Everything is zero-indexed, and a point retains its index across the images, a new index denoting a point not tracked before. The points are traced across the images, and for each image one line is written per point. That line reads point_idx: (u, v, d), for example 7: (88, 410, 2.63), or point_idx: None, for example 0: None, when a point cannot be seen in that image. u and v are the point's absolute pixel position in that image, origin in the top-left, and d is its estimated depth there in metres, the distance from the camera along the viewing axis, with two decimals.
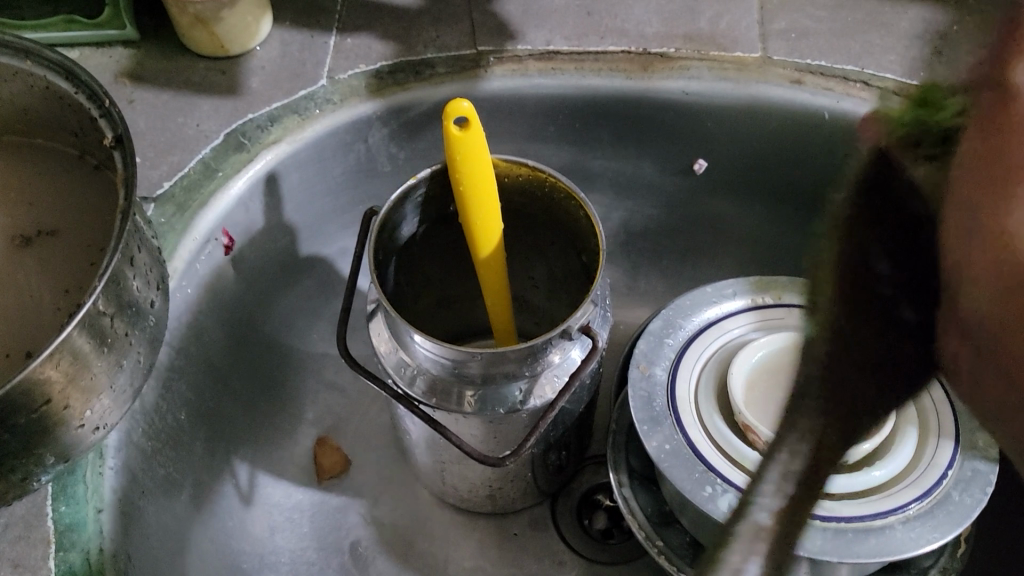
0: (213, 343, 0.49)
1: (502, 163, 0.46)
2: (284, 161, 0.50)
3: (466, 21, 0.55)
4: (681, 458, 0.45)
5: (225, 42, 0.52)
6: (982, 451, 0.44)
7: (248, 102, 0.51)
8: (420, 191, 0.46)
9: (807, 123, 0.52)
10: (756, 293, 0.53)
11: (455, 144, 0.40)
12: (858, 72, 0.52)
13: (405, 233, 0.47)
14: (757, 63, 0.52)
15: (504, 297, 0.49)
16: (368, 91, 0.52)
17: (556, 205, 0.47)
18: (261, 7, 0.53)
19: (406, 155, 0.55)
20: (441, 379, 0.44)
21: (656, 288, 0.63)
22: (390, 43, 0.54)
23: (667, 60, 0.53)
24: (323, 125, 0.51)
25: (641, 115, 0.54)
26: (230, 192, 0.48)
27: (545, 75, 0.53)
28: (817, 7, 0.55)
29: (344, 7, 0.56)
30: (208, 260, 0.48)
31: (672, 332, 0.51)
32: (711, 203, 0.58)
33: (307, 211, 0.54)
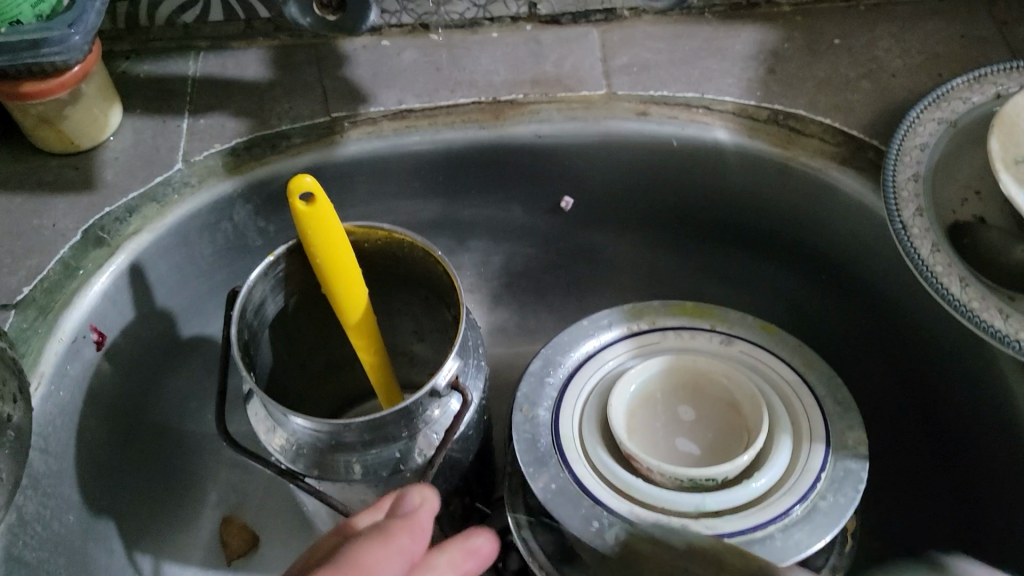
0: (97, 441, 0.49)
1: (357, 230, 0.46)
2: (146, 250, 0.51)
3: (318, 89, 0.56)
4: (567, 495, 0.46)
5: (74, 137, 0.51)
6: (852, 449, 0.47)
7: (104, 196, 0.51)
8: (280, 267, 0.46)
9: (656, 153, 0.55)
10: (630, 320, 0.54)
11: (304, 219, 0.42)
12: (699, 98, 0.54)
13: (271, 308, 0.48)
14: (603, 100, 0.55)
15: (380, 359, 0.50)
16: (226, 170, 0.53)
17: (413, 262, 0.48)
18: (108, 99, 0.52)
19: (275, 227, 0.56)
20: (322, 453, 0.44)
21: (545, 324, 0.64)
22: (244, 119, 0.54)
23: (518, 106, 0.55)
24: (185, 208, 0.52)
25: (500, 163, 0.56)
26: (93, 289, 0.48)
27: (400, 134, 0.54)
28: (655, 40, 0.57)
29: (195, 87, 0.56)
30: (78, 361, 0.47)
31: (551, 371, 0.52)
32: (586, 236, 0.60)
33: (181, 294, 0.54)
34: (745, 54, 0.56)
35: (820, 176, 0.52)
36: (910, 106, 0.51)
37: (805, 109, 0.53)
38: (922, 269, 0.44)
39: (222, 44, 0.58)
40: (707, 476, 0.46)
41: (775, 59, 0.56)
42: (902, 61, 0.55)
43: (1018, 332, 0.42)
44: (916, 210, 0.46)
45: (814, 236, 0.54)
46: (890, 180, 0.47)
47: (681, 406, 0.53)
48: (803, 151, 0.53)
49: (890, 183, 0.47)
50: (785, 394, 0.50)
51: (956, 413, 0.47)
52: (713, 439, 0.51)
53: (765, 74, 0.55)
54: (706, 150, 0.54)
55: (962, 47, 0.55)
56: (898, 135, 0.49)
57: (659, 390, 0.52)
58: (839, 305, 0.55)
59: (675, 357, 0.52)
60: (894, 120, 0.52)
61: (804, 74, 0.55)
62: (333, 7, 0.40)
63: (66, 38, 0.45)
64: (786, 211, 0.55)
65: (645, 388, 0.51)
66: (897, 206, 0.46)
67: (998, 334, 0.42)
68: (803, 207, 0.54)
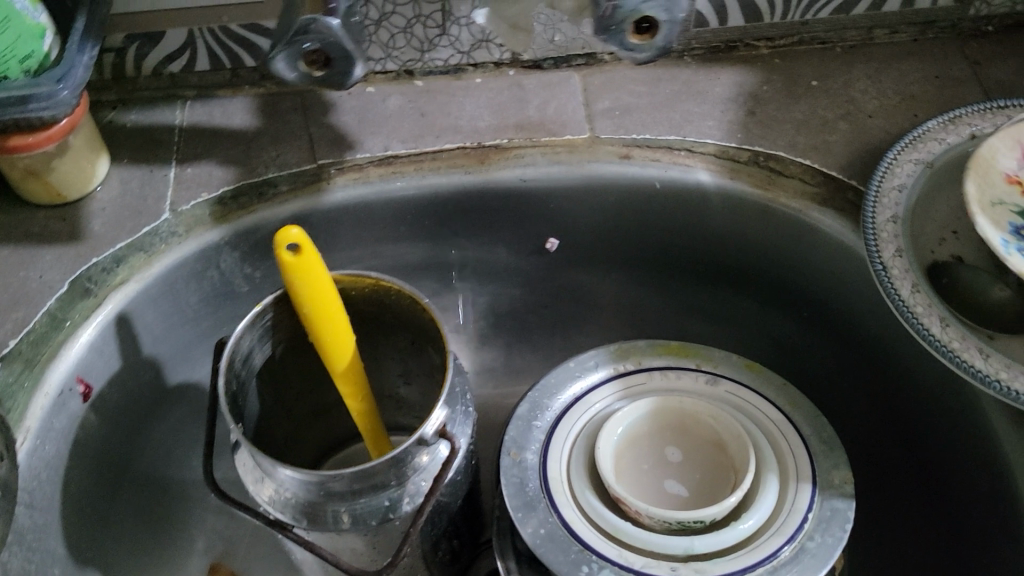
0: (84, 493, 0.49)
1: (344, 278, 0.47)
2: (133, 300, 0.51)
3: (304, 136, 0.56)
4: (556, 540, 0.46)
5: (61, 189, 0.52)
6: (838, 488, 0.47)
7: (91, 247, 0.51)
8: (267, 316, 0.46)
9: (639, 195, 0.55)
10: (617, 361, 0.55)
11: (290, 269, 0.43)
12: (681, 140, 0.55)
13: (258, 358, 0.48)
14: (587, 144, 0.55)
15: (369, 405, 0.51)
16: (213, 219, 0.54)
17: (400, 309, 0.48)
18: (95, 150, 0.53)
19: (262, 273, 0.56)
20: (311, 503, 0.44)
21: (530, 363, 0.64)
22: (230, 167, 0.55)
23: (502, 151, 0.56)
24: (171, 258, 0.52)
25: (484, 207, 0.56)
26: (81, 340, 0.48)
27: (386, 179, 0.55)
28: (636, 83, 0.58)
29: (182, 136, 0.56)
30: (64, 414, 0.47)
31: (539, 414, 0.52)
32: (572, 276, 0.61)
33: (168, 342, 0.54)
34: (725, 97, 0.57)
35: (800, 217, 0.53)
36: (887, 147, 0.52)
37: (785, 150, 0.54)
38: (903, 309, 0.44)
39: (209, 93, 0.58)
40: (694, 519, 0.46)
41: (755, 102, 0.57)
42: (878, 102, 0.56)
43: (998, 372, 0.42)
44: (895, 251, 0.47)
45: (798, 274, 0.55)
46: (869, 222, 0.48)
47: (668, 448, 0.53)
48: (784, 192, 0.53)
49: (869, 225, 0.47)
50: (771, 433, 0.50)
51: (941, 450, 0.47)
52: (699, 481, 0.52)
53: (744, 116, 0.56)
54: (688, 192, 0.55)
55: (936, 88, 0.56)
56: (876, 177, 0.49)
57: (646, 432, 0.52)
58: (825, 343, 0.55)
59: (662, 398, 0.52)
60: (872, 160, 0.53)
61: (783, 116, 0.56)
62: (319, 64, 0.40)
63: (54, 93, 0.45)
64: (771, 250, 0.55)
65: (632, 430, 0.52)
66: (876, 246, 0.47)
67: (979, 374, 0.42)
68: (785, 247, 0.54)
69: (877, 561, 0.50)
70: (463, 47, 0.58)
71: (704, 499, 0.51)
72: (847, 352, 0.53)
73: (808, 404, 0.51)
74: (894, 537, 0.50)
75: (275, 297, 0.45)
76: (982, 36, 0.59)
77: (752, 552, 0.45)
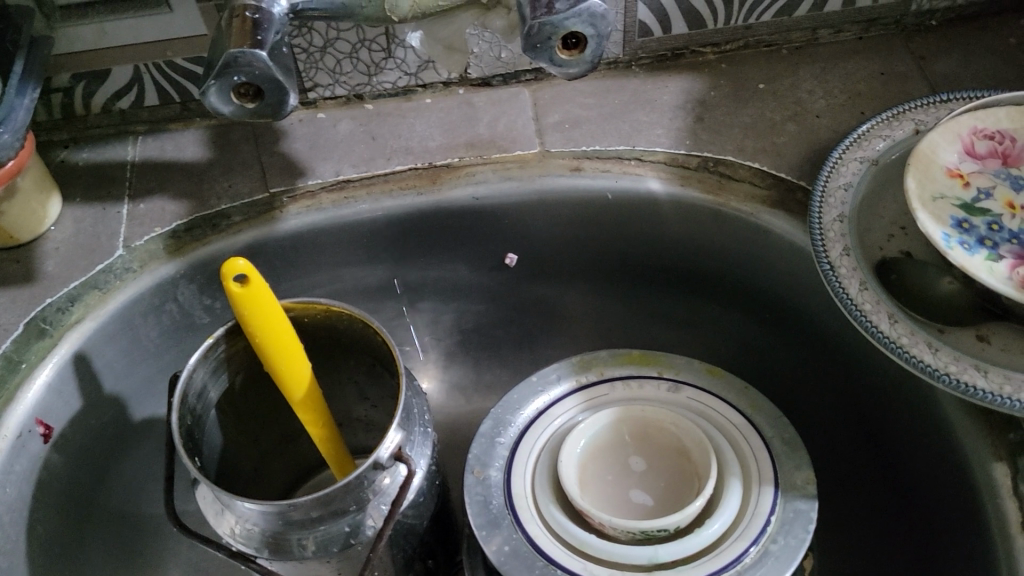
0: (50, 535, 0.49)
1: (296, 306, 0.47)
2: (90, 338, 0.51)
3: (256, 165, 0.56)
4: (521, 556, 0.46)
5: (13, 232, 0.52)
6: (801, 489, 0.47)
7: (45, 287, 0.51)
8: (220, 348, 0.46)
9: (593, 207, 0.56)
10: (579, 373, 0.55)
11: (239, 300, 0.43)
12: (630, 150, 0.55)
13: (214, 394, 0.48)
14: (537, 158, 0.56)
15: (331, 431, 0.51)
16: (168, 253, 0.54)
17: (354, 333, 0.48)
18: (46, 190, 0.53)
19: (222, 304, 0.56)
20: (272, 533, 0.44)
21: (499, 377, 0.63)
22: (183, 201, 0.55)
23: (453, 170, 0.56)
24: (126, 294, 0.52)
25: (440, 226, 0.56)
26: (38, 381, 0.48)
27: (339, 205, 0.55)
28: (585, 95, 0.59)
29: (134, 172, 0.56)
30: (23, 456, 0.47)
31: (502, 431, 0.52)
32: (534, 290, 0.61)
33: (130, 378, 0.54)
34: (673, 104, 0.58)
35: (752, 220, 0.53)
36: (833, 146, 0.53)
37: (733, 155, 0.54)
38: (851, 307, 0.44)
39: (160, 128, 0.58)
40: (657, 527, 0.46)
41: (703, 108, 0.57)
42: (825, 101, 0.56)
43: (947, 365, 0.42)
44: (843, 250, 0.47)
45: (754, 277, 0.55)
46: (817, 222, 0.48)
47: (633, 457, 0.53)
48: (734, 196, 0.54)
49: (816, 225, 0.48)
50: (734, 437, 0.50)
51: (902, 446, 0.47)
52: (664, 489, 0.52)
53: (692, 123, 0.56)
54: (639, 201, 0.55)
55: (882, 84, 0.57)
56: (822, 176, 0.50)
57: (610, 442, 0.52)
58: (786, 344, 0.55)
59: (624, 408, 0.53)
60: (821, 160, 0.53)
61: (731, 120, 0.56)
62: (251, 95, 0.41)
63: None
64: (728, 254, 0.55)
65: (595, 442, 0.52)
66: (824, 246, 0.47)
67: (927, 368, 0.42)
68: (740, 251, 0.54)
69: (847, 559, 0.50)
70: (410, 70, 0.58)
71: (669, 507, 0.51)
72: (809, 352, 0.53)
73: (770, 407, 0.51)
74: (861, 534, 0.50)
75: (226, 329, 0.45)
76: (926, 31, 0.60)
77: (717, 556, 0.45)
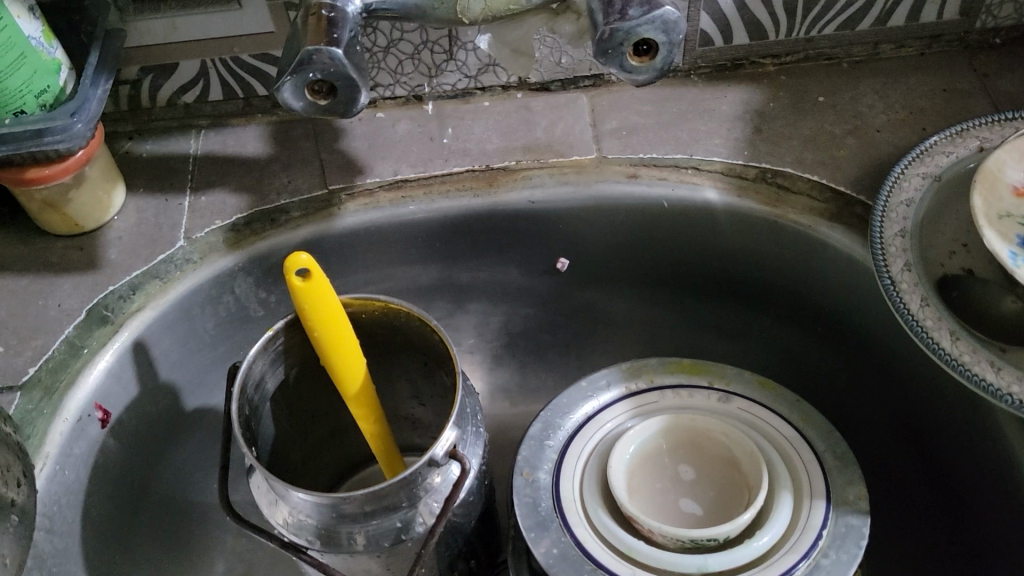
0: (104, 519, 0.50)
1: (355, 302, 0.47)
2: (150, 327, 0.52)
3: (315, 162, 0.57)
4: (570, 560, 0.46)
5: (79, 219, 0.53)
6: (854, 505, 0.46)
7: (108, 274, 0.52)
8: (279, 341, 0.47)
9: (648, 215, 0.56)
10: (629, 380, 0.55)
11: (301, 295, 0.43)
12: (687, 158, 0.55)
13: (271, 384, 0.48)
14: (594, 164, 0.56)
15: (382, 428, 0.51)
16: (227, 245, 0.54)
17: (410, 331, 0.48)
18: (111, 180, 0.54)
19: (277, 298, 0.57)
20: (325, 525, 0.44)
21: (546, 382, 0.64)
22: (243, 195, 0.55)
23: (510, 173, 0.56)
24: (187, 284, 0.53)
25: (495, 228, 0.57)
26: (98, 367, 0.49)
27: (397, 204, 0.56)
28: (643, 103, 0.59)
29: (196, 165, 0.57)
30: (83, 439, 0.48)
31: (551, 434, 0.52)
32: (584, 295, 0.61)
33: (185, 368, 0.55)
34: (731, 114, 0.57)
35: (809, 232, 0.53)
36: (895, 161, 0.52)
37: (791, 166, 0.54)
38: (911, 323, 0.44)
39: (223, 123, 0.59)
40: (707, 537, 0.46)
41: (761, 119, 0.57)
42: (886, 116, 0.56)
43: (1009, 385, 0.42)
44: (904, 266, 0.47)
45: (810, 289, 0.54)
46: (877, 237, 0.48)
47: (682, 465, 0.53)
48: (791, 208, 0.54)
49: (877, 240, 0.47)
50: (785, 450, 0.50)
51: (957, 465, 0.47)
52: (713, 498, 0.52)
53: (751, 134, 0.56)
54: (696, 211, 0.55)
55: (944, 101, 0.56)
56: (883, 192, 0.49)
57: (659, 450, 0.52)
58: (839, 358, 0.55)
59: (673, 416, 0.52)
60: (881, 175, 0.53)
61: (790, 132, 0.56)
62: (323, 92, 0.41)
63: (68, 126, 0.47)
64: (781, 267, 0.55)
65: (644, 449, 0.52)
66: (884, 261, 0.47)
67: (990, 387, 0.42)
68: (796, 263, 0.54)
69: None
70: (470, 72, 0.59)
71: (718, 517, 0.51)
72: (863, 366, 0.53)
73: (821, 420, 0.51)
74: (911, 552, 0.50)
75: (287, 321, 0.46)
76: (990, 49, 0.59)
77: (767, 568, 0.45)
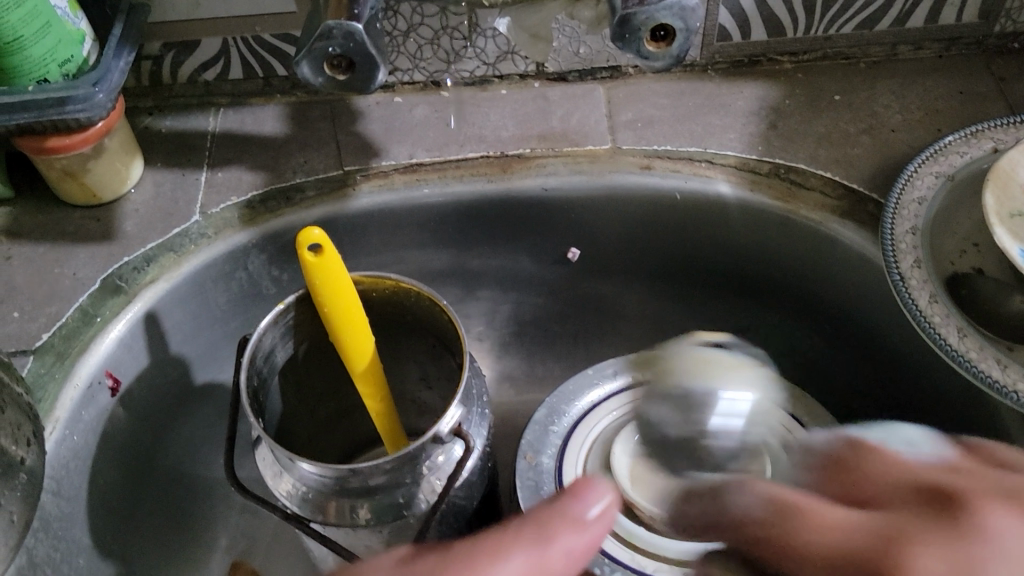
0: (110, 486, 0.50)
1: (366, 280, 0.48)
2: (162, 298, 0.52)
3: (332, 143, 0.57)
4: None
5: (96, 190, 0.54)
6: None
7: (123, 246, 0.53)
8: (290, 315, 0.47)
9: (660, 206, 0.56)
10: (636, 369, 0.55)
11: (312, 270, 0.43)
12: (701, 152, 0.56)
13: (280, 357, 0.49)
14: (608, 154, 0.56)
15: (387, 406, 0.51)
16: (241, 221, 0.55)
17: (419, 310, 0.49)
18: (130, 153, 0.55)
19: (289, 276, 0.57)
20: (328, 498, 0.45)
21: (553, 372, 0.64)
22: (260, 173, 0.56)
23: (525, 160, 0.56)
24: (200, 259, 0.53)
25: (508, 215, 0.57)
26: (109, 336, 0.50)
27: (410, 186, 0.56)
28: (659, 96, 0.59)
29: (214, 142, 0.58)
30: (93, 406, 0.49)
31: (556, 420, 0.52)
32: (594, 286, 0.61)
33: (196, 342, 0.55)
34: (747, 110, 0.58)
35: (821, 228, 0.53)
36: (909, 160, 0.52)
37: (805, 163, 0.54)
38: (920, 318, 0.44)
39: (242, 101, 0.60)
40: None
41: (777, 115, 0.57)
42: (902, 116, 0.56)
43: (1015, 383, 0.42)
44: (914, 262, 0.47)
45: (819, 286, 0.54)
46: (888, 233, 0.48)
47: None
48: (805, 205, 0.53)
49: (889, 236, 0.48)
50: None
51: None
52: None
53: (765, 129, 0.56)
54: (709, 204, 0.55)
55: (960, 103, 0.56)
56: (895, 189, 0.50)
57: None
58: (846, 356, 0.55)
59: None
60: (895, 175, 0.53)
61: (805, 130, 0.56)
62: (342, 68, 0.42)
63: (90, 96, 0.47)
64: (792, 262, 0.55)
65: None
66: (894, 257, 0.47)
67: (996, 384, 0.42)
68: (805, 258, 0.54)
69: None
70: (489, 59, 0.59)
71: None
72: (870, 363, 0.53)
73: (826, 416, 0.51)
74: None
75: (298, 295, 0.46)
76: (1008, 54, 0.59)
77: None
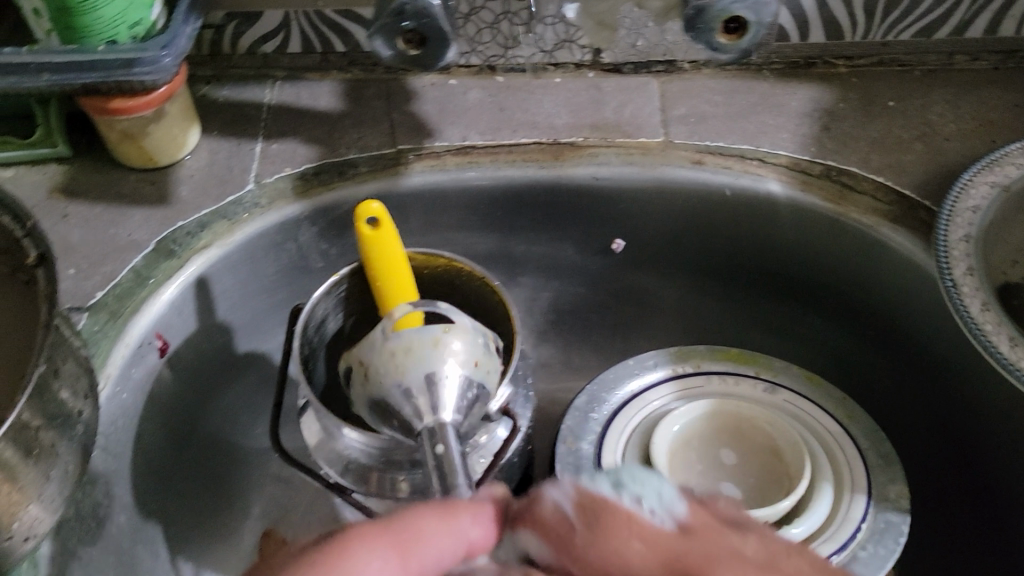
0: (154, 445, 0.51)
1: (419, 256, 0.49)
2: (214, 264, 0.53)
3: (386, 122, 0.58)
4: None
5: (153, 154, 0.54)
6: (894, 502, 0.47)
7: (177, 211, 0.53)
8: (342, 287, 0.48)
9: (709, 201, 0.56)
10: (677, 362, 0.55)
11: (369, 241, 0.44)
12: (754, 149, 0.56)
13: (331, 327, 0.49)
14: (660, 147, 0.56)
15: None
16: (295, 193, 0.55)
17: (470, 290, 0.49)
18: (188, 119, 0.55)
19: (337, 251, 0.58)
20: (372, 469, 0.45)
21: (589, 362, 0.64)
22: (314, 146, 0.57)
23: (577, 149, 0.57)
24: (253, 227, 0.54)
25: (557, 202, 0.57)
26: (162, 297, 0.50)
27: (463, 168, 0.56)
28: (713, 92, 0.59)
29: (270, 114, 0.58)
30: (142, 366, 0.49)
31: (596, 407, 0.53)
32: (635, 278, 0.61)
33: (242, 310, 0.56)
34: (800, 111, 0.58)
35: (871, 232, 0.53)
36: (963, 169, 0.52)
37: (858, 166, 0.54)
38: (970, 324, 0.44)
39: (298, 76, 0.60)
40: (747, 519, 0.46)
41: (830, 118, 0.57)
42: (956, 125, 0.56)
43: None
44: (967, 269, 0.47)
45: (864, 290, 0.55)
46: (942, 239, 0.48)
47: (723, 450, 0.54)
48: (855, 208, 0.53)
49: (942, 243, 0.48)
50: (828, 443, 0.51)
51: (1005, 472, 0.47)
52: None
53: (819, 131, 0.57)
54: (759, 202, 0.55)
55: (1015, 116, 0.56)
56: (949, 197, 0.50)
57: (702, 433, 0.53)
58: (888, 361, 0.55)
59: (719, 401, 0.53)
60: (949, 182, 0.53)
61: (858, 134, 0.56)
62: (414, 42, 0.42)
63: (157, 59, 0.48)
64: (838, 264, 0.55)
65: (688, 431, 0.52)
66: (947, 262, 0.47)
67: None
68: (852, 261, 0.55)
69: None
70: (546, 47, 0.59)
71: None
72: (912, 369, 0.53)
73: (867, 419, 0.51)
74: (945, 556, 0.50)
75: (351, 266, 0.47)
76: None
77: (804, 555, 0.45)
